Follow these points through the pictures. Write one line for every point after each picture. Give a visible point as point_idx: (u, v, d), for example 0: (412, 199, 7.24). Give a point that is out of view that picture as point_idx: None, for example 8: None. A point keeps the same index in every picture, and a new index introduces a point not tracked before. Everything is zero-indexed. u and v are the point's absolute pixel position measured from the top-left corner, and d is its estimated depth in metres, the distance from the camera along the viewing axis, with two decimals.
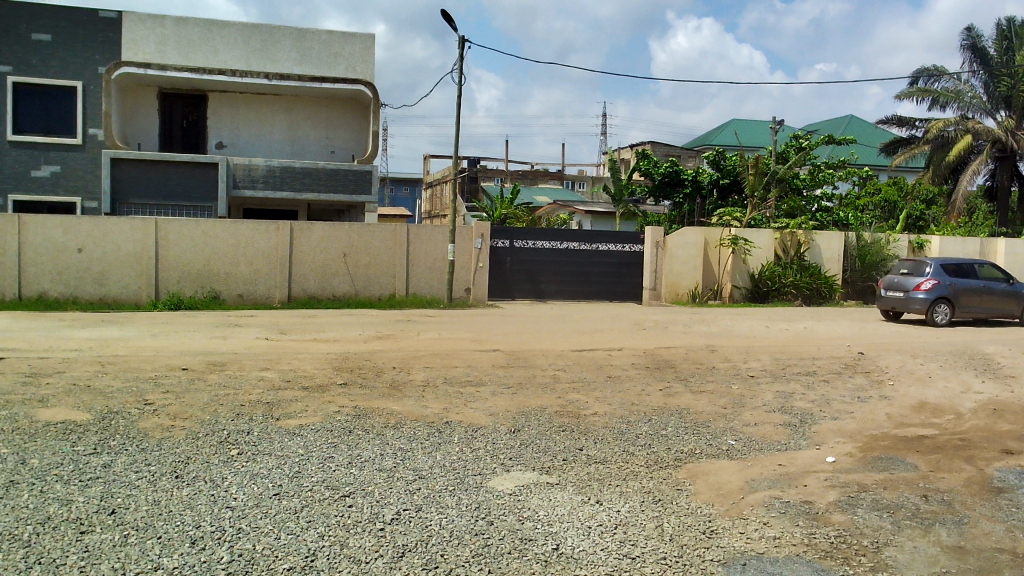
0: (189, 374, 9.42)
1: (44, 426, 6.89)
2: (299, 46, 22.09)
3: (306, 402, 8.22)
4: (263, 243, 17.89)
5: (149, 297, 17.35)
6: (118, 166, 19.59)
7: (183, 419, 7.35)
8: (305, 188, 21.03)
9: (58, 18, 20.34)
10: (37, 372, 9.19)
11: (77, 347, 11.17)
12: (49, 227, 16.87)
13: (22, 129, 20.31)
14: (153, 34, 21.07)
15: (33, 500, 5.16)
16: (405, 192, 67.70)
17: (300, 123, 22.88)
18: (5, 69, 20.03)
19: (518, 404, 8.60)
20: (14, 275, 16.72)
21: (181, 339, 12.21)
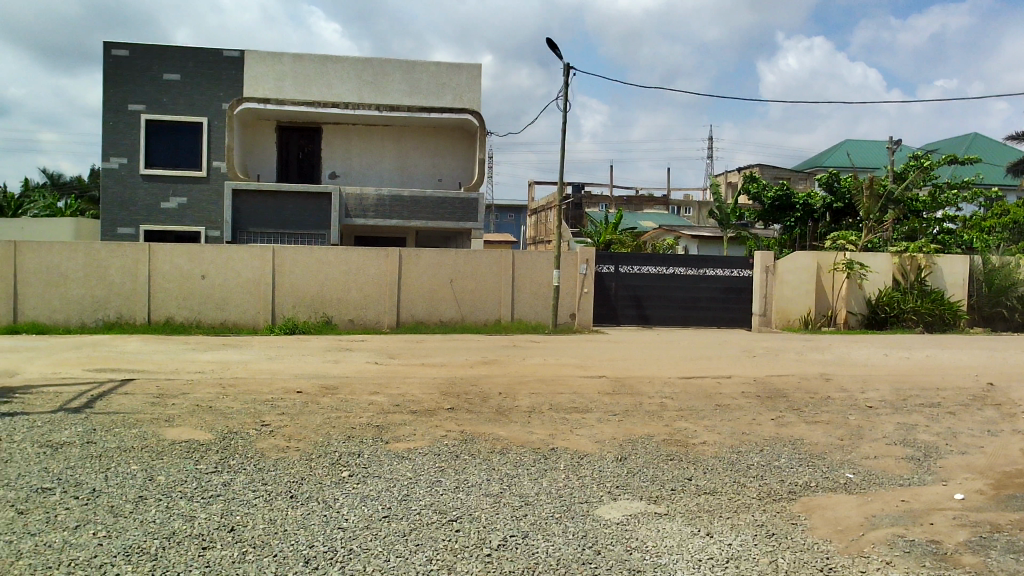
0: (304, 397, 9.72)
1: (169, 444, 7.26)
2: (407, 78, 22.73)
3: (414, 427, 8.34)
4: (373, 269, 18.38)
5: (266, 321, 18.06)
6: (239, 197, 20.56)
7: (297, 440, 7.59)
8: (413, 216, 21.53)
9: (185, 58, 21.56)
10: (164, 393, 9.67)
11: (201, 369, 11.71)
12: (176, 256, 17.82)
13: (153, 164, 21.66)
14: (272, 70, 22.05)
15: (159, 515, 5.41)
16: (509, 218, 68.55)
17: (409, 153, 23.51)
18: (139, 107, 21.41)
19: (625, 431, 8.48)
20: (144, 300, 17.71)
21: (296, 363, 12.65)
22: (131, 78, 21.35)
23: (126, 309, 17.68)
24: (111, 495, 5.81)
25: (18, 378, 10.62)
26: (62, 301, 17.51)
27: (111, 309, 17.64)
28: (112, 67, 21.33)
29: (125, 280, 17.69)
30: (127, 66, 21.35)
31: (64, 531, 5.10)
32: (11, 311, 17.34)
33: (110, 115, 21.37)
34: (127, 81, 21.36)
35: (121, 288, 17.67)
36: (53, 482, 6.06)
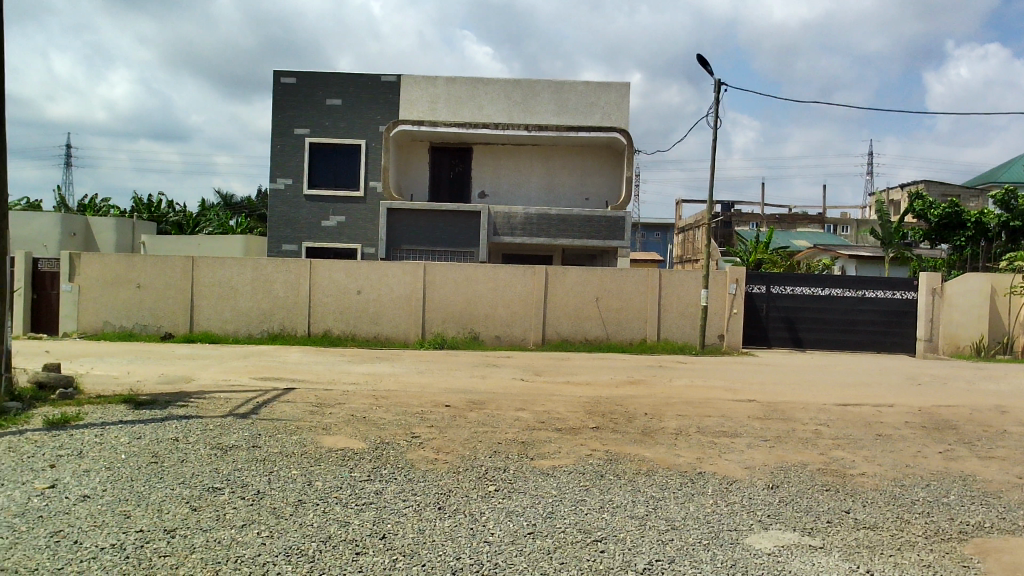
0: (451, 411, 9.93)
1: (326, 451, 7.60)
2: (556, 98, 22.98)
3: (559, 444, 8.36)
4: (520, 286, 18.61)
5: (417, 335, 18.63)
6: (393, 215, 21.39)
7: (446, 452, 7.78)
8: (560, 234, 21.67)
9: (346, 84, 22.68)
10: (322, 402, 10.15)
11: (356, 381, 12.21)
12: (334, 271, 18.70)
13: (315, 185, 22.89)
14: (426, 93, 22.85)
15: (316, 520, 5.67)
16: (655, 237, 67.94)
17: (556, 172, 23.72)
18: (303, 131, 22.70)
19: (777, 458, 8.17)
20: (305, 314, 18.68)
21: (444, 377, 12.97)
22: (297, 104, 22.68)
23: (288, 321, 18.71)
24: (273, 498, 6.14)
25: (193, 384, 11.43)
26: (232, 313, 18.72)
27: (275, 321, 18.71)
28: (281, 93, 22.73)
29: (288, 294, 18.72)
30: (294, 93, 22.69)
31: (232, 529, 5.43)
32: (187, 322, 18.71)
33: (278, 139, 22.78)
34: (294, 107, 22.70)
35: (284, 302, 18.72)
36: (224, 482, 6.48)
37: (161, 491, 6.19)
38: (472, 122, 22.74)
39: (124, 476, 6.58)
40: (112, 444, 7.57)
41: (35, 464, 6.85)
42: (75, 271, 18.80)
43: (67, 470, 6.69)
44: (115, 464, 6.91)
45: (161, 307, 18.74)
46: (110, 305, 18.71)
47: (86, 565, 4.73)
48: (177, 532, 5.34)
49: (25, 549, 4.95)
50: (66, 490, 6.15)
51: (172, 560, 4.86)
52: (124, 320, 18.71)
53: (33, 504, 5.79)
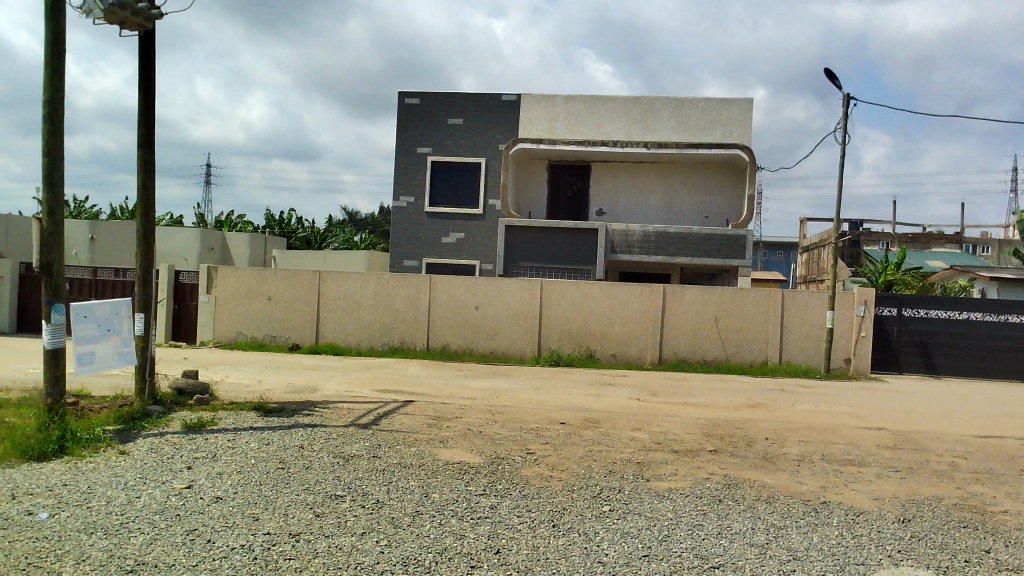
0: (567, 429, 9.92)
1: (443, 464, 7.73)
2: (676, 115, 22.71)
3: (676, 466, 8.21)
4: (637, 305, 18.44)
5: (533, 352, 18.72)
6: (511, 233, 21.63)
7: (561, 470, 7.77)
8: (679, 252, 21.35)
9: (468, 104, 23.16)
10: (440, 416, 10.32)
11: (473, 396, 12.35)
12: (453, 287, 19.04)
13: (436, 202, 23.42)
14: (546, 112, 23.03)
15: (432, 531, 5.76)
16: (778, 257, 66.04)
17: (675, 190, 23.43)
18: (426, 150, 23.30)
19: (909, 490, 7.75)
20: (424, 328, 19.10)
21: (560, 394, 12.97)
22: (420, 123, 23.31)
23: (408, 334, 19.18)
24: (392, 507, 6.29)
25: (318, 394, 11.85)
26: (355, 326, 19.34)
27: (396, 334, 19.21)
28: (405, 114, 23.42)
29: (409, 308, 19.20)
30: (417, 113, 23.35)
31: (353, 536, 5.59)
32: (313, 334, 19.46)
33: (401, 158, 23.46)
34: (417, 126, 23.34)
35: (404, 316, 19.20)
36: (344, 490, 6.69)
37: (287, 496, 6.45)
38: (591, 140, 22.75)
39: (252, 480, 6.88)
40: (244, 449, 7.95)
41: (173, 465, 7.26)
42: (212, 283, 19.86)
43: (202, 472, 7.06)
44: (245, 468, 7.25)
45: (290, 319, 19.56)
46: (243, 316, 19.67)
47: (218, 563, 4.98)
48: (301, 536, 5.54)
49: (163, 545, 5.25)
50: (201, 491, 6.50)
51: (296, 564, 5.03)
52: (255, 331, 19.61)
53: (171, 503, 6.14)
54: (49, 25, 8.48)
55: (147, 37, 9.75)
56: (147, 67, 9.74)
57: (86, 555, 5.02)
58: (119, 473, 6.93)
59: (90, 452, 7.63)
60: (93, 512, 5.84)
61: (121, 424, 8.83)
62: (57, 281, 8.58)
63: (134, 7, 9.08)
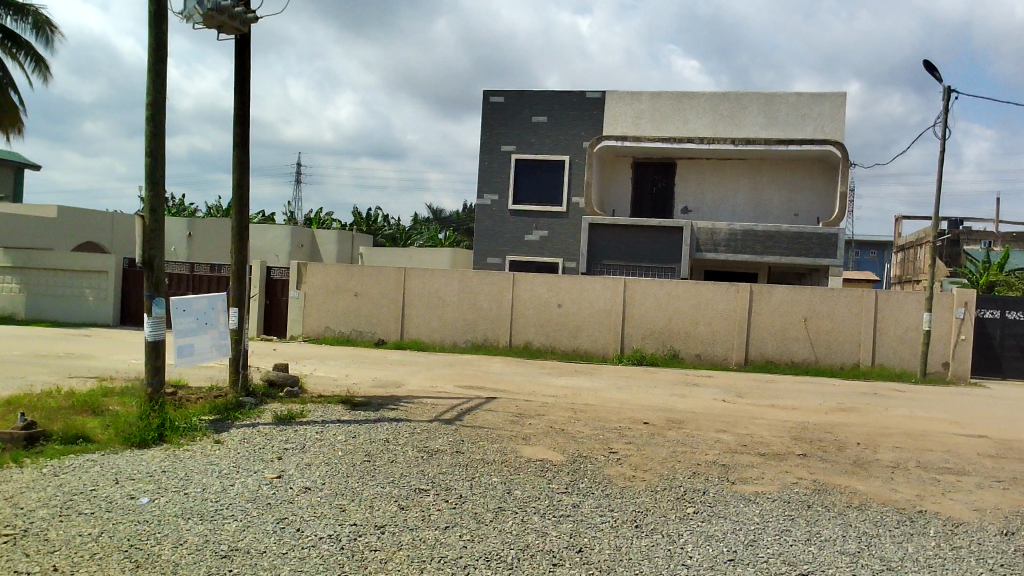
0: (650, 428, 9.83)
1: (526, 461, 7.75)
2: (765, 110, 22.19)
3: (763, 469, 8.04)
4: (723, 304, 18.10)
5: (616, 350, 18.60)
6: (595, 231, 21.55)
7: (644, 470, 7.70)
8: (767, 251, 20.87)
9: (552, 102, 23.15)
10: (523, 413, 10.35)
11: (555, 393, 12.36)
12: (537, 285, 19.08)
13: (520, 200, 23.50)
14: (631, 109, 22.81)
15: (514, 527, 5.79)
16: (872, 256, 64.02)
17: (764, 188, 22.93)
18: (510, 148, 23.40)
19: (1012, 501, 7.39)
20: (507, 325, 19.19)
21: (643, 394, 12.86)
22: (505, 121, 23.43)
23: (492, 331, 19.31)
24: (475, 503, 6.34)
25: (403, 389, 12.04)
26: (439, 323, 19.58)
27: (479, 331, 19.38)
28: (490, 112, 23.57)
29: (492, 305, 19.33)
30: (502, 111, 23.47)
31: (437, 530, 5.66)
32: (399, 329, 19.78)
33: (486, 156, 23.63)
34: (502, 125, 23.46)
35: (488, 314, 19.34)
36: (428, 484, 6.78)
37: (373, 488, 6.58)
38: (677, 136, 22.41)
39: (339, 471, 7.05)
40: (332, 441, 8.14)
41: (265, 455, 7.49)
42: (302, 279, 20.40)
43: (292, 463, 7.26)
44: (333, 459, 7.43)
45: (376, 315, 19.94)
46: (332, 311, 20.14)
47: (306, 552, 5.11)
48: (386, 528, 5.64)
49: (255, 532, 5.42)
50: (291, 481, 6.69)
51: (381, 555, 5.13)
52: (342, 326, 20.06)
53: (263, 492, 6.34)
54: (153, 31, 8.85)
55: (242, 40, 10.07)
56: (242, 71, 10.06)
57: (183, 539, 5.22)
58: (215, 462, 7.19)
59: (187, 441, 7.94)
60: (190, 498, 6.08)
61: (217, 414, 9.16)
62: (158, 277, 8.96)
63: (230, 11, 9.37)
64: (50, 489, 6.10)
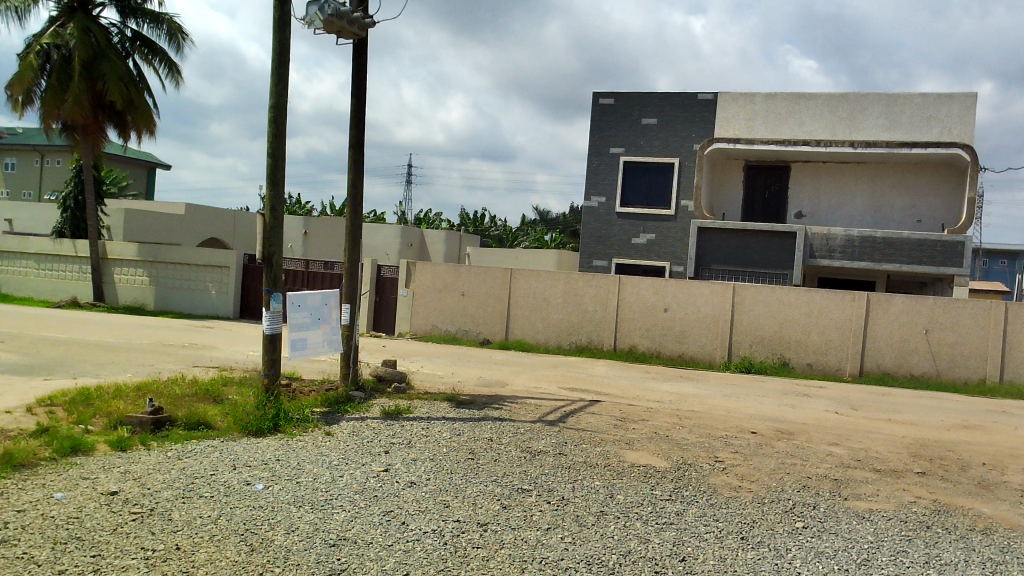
0: (758, 439, 9.58)
1: (629, 466, 7.68)
2: (887, 112, 21.26)
3: (877, 486, 7.71)
4: (838, 312, 17.47)
5: (723, 357, 18.21)
6: (704, 234, 21.17)
7: (751, 481, 7.51)
8: (886, 258, 20.00)
9: (662, 104, 22.88)
10: (626, 417, 10.26)
11: (660, 398, 12.19)
12: (643, 288, 18.88)
13: (627, 203, 23.30)
14: (743, 110, 22.26)
15: (617, 532, 5.75)
16: (1001, 265, 60.65)
17: (884, 192, 21.99)
18: (619, 150, 23.24)
19: None
20: (612, 329, 19.07)
21: (751, 403, 12.53)
22: (614, 123, 23.29)
23: (595, 334, 19.23)
24: (578, 505, 6.33)
25: (507, 389, 12.12)
26: (544, 324, 19.63)
27: (583, 334, 19.33)
28: (599, 114, 23.48)
29: (596, 307, 19.24)
30: (611, 113, 23.35)
31: (538, 530, 5.68)
32: (504, 329, 19.95)
33: (594, 158, 23.55)
34: (611, 127, 23.34)
35: (593, 316, 19.26)
36: (531, 484, 6.80)
37: (476, 486, 6.66)
38: (792, 138, 21.74)
39: (444, 468, 7.17)
40: (437, 438, 8.28)
41: (372, 449, 7.69)
42: (411, 277, 20.82)
43: (398, 457, 7.42)
44: (437, 456, 7.56)
45: (481, 314, 20.16)
46: (439, 310, 20.48)
47: (411, 545, 5.21)
48: (489, 526, 5.69)
49: (363, 523, 5.57)
50: (397, 475, 6.84)
51: (483, 552, 5.18)
52: (448, 325, 20.38)
53: (370, 484, 6.51)
54: (277, 35, 9.22)
55: (359, 44, 10.37)
56: (359, 74, 10.36)
57: (295, 526, 5.41)
58: (325, 453, 7.43)
59: (299, 431, 8.23)
60: (302, 487, 6.30)
61: (328, 407, 9.47)
62: (276, 272, 9.31)
63: (349, 16, 9.69)
64: (174, 472, 6.44)
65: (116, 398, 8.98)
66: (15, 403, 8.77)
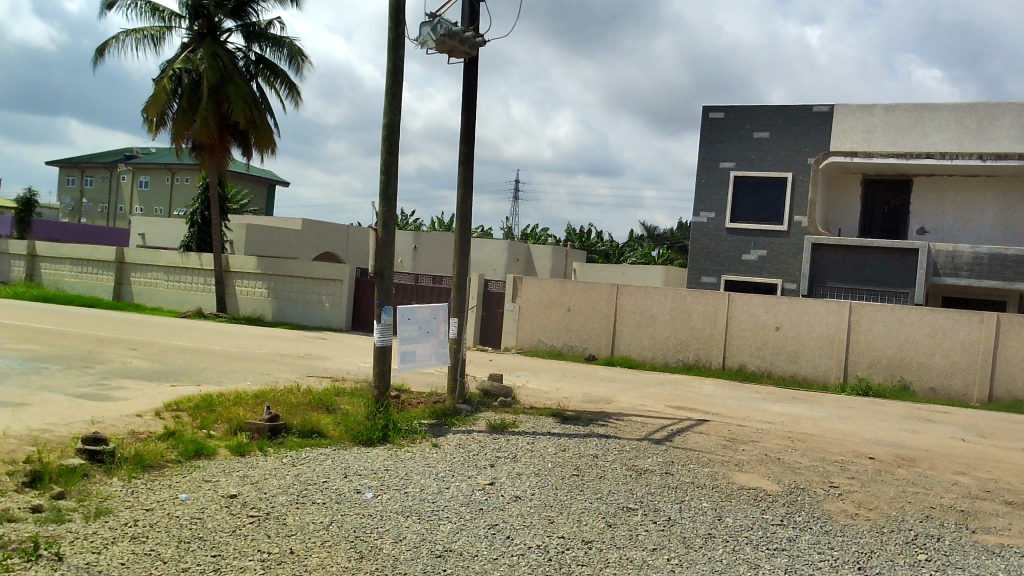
0: (876, 464, 9.16)
1: (738, 489, 7.48)
2: (1020, 122, 20.07)
3: (1008, 519, 7.25)
4: (964, 334, 16.56)
5: (838, 378, 17.54)
6: (818, 251, 20.52)
7: (869, 509, 7.18)
8: (1018, 277, 18.86)
9: (776, 117, 22.32)
10: (735, 438, 10.00)
11: (771, 419, 11.84)
12: (753, 306, 18.43)
13: (738, 218, 22.81)
14: (862, 123, 21.46)
15: (725, 556, 5.60)
16: None
17: (1016, 207, 20.76)
18: (730, 165, 22.78)
19: None
20: (721, 347, 18.66)
21: (869, 427, 11.99)
22: (725, 138, 22.86)
23: (704, 351, 18.85)
24: (685, 527, 6.20)
25: (613, 405, 12.00)
26: (650, 341, 19.39)
27: (691, 351, 18.98)
28: (709, 128, 23.11)
29: (705, 325, 18.88)
30: (722, 127, 22.93)
31: (644, 550, 5.59)
32: (609, 345, 19.82)
33: (704, 173, 23.16)
34: (721, 141, 22.92)
35: (701, 333, 18.90)
36: (637, 503, 6.71)
37: (582, 503, 6.62)
38: (914, 151, 20.82)
39: (550, 483, 7.16)
40: (543, 453, 8.29)
41: (478, 461, 7.76)
42: (517, 292, 20.96)
43: (503, 471, 7.47)
44: (542, 471, 7.56)
45: (587, 330, 20.09)
46: (544, 325, 20.53)
47: (515, 559, 5.22)
48: (594, 544, 5.65)
49: (469, 535, 5.62)
50: (502, 488, 6.88)
51: (588, 570, 5.14)
52: (554, 340, 20.39)
53: (476, 497, 6.56)
54: (391, 56, 9.49)
55: (470, 63, 10.55)
56: (470, 92, 10.54)
57: (403, 535, 5.51)
58: (433, 464, 7.54)
59: (408, 442, 8.39)
60: (410, 497, 6.41)
61: (435, 418, 9.63)
62: (387, 286, 9.55)
63: (461, 35, 9.89)
64: (289, 478, 6.68)
65: (235, 405, 9.38)
66: (144, 408, 9.29)
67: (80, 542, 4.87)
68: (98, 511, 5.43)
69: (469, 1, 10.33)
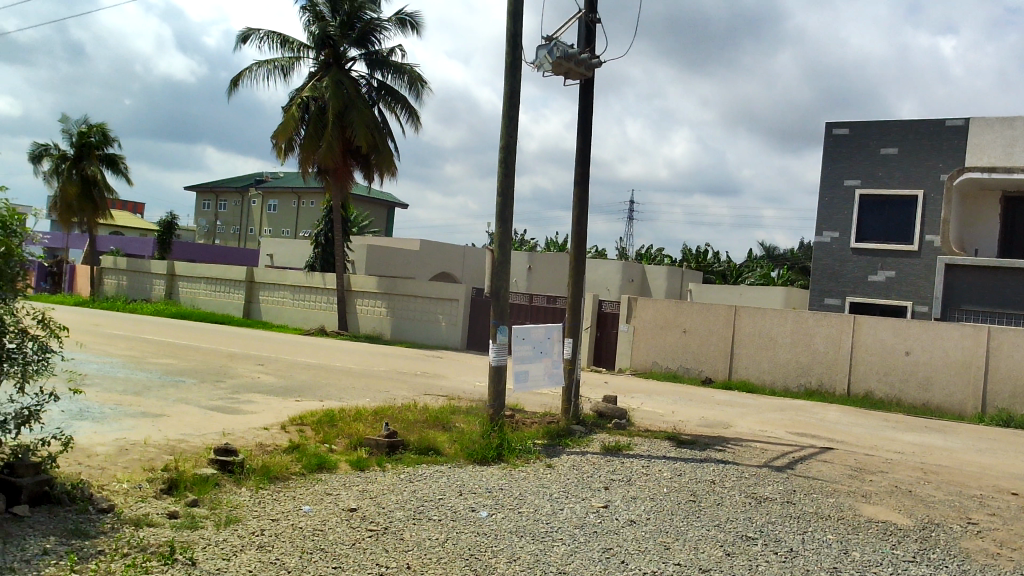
0: (1019, 501, 8.57)
1: (867, 521, 7.12)
2: None
3: None
4: None
5: (975, 408, 16.50)
6: (952, 272, 19.47)
7: (1012, 549, 6.70)
8: None
9: (905, 132, 21.37)
10: (863, 467, 9.56)
11: (901, 449, 11.27)
12: (881, 329, 17.63)
13: (864, 238, 21.92)
14: (1001, 136, 20.10)
15: None
16: None
17: None
18: (855, 182, 21.94)
19: None
20: (845, 372, 17.91)
21: (1011, 460, 11.23)
22: (850, 155, 22.04)
23: (827, 376, 18.13)
24: (808, 559, 5.95)
25: (731, 430, 11.70)
26: (770, 364, 18.81)
27: (813, 376, 18.29)
28: (832, 145, 22.34)
29: (828, 348, 18.17)
30: (847, 144, 22.12)
31: None
32: (727, 368, 19.33)
33: (827, 191, 22.37)
34: (846, 158, 22.11)
35: (825, 358, 18.19)
36: (757, 533, 6.49)
37: (699, 530, 6.46)
38: None
39: (665, 508, 7.02)
40: (658, 477, 8.14)
41: (592, 483, 7.71)
42: (632, 313, 20.78)
43: (617, 494, 7.38)
44: (658, 495, 7.42)
45: (703, 352, 19.67)
46: (660, 346, 20.24)
47: None
48: (711, 572, 5.50)
49: (583, 558, 5.58)
50: (616, 512, 6.80)
51: None
52: (669, 362, 20.07)
53: (590, 519, 6.50)
54: (508, 79, 9.63)
55: (587, 85, 10.59)
56: (586, 113, 10.58)
57: (517, 555, 5.52)
58: (546, 485, 7.53)
59: (522, 461, 8.43)
60: (523, 517, 6.43)
61: (549, 439, 9.63)
62: (503, 306, 9.63)
63: (577, 57, 9.93)
64: (406, 493, 6.81)
65: (356, 421, 9.64)
66: (272, 421, 9.69)
67: (211, 548, 5.11)
68: (228, 520, 5.68)
69: (585, 24, 10.39)
